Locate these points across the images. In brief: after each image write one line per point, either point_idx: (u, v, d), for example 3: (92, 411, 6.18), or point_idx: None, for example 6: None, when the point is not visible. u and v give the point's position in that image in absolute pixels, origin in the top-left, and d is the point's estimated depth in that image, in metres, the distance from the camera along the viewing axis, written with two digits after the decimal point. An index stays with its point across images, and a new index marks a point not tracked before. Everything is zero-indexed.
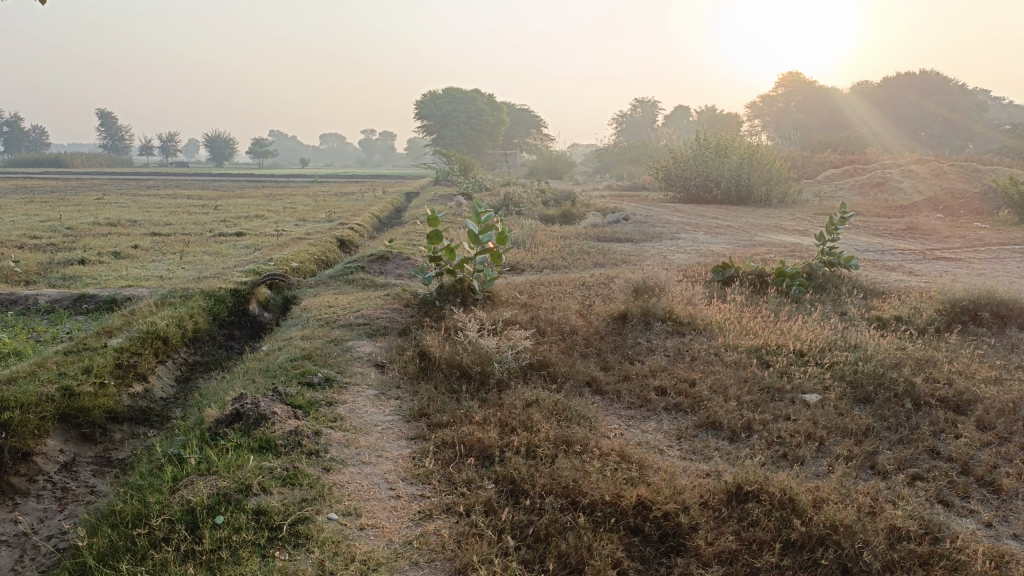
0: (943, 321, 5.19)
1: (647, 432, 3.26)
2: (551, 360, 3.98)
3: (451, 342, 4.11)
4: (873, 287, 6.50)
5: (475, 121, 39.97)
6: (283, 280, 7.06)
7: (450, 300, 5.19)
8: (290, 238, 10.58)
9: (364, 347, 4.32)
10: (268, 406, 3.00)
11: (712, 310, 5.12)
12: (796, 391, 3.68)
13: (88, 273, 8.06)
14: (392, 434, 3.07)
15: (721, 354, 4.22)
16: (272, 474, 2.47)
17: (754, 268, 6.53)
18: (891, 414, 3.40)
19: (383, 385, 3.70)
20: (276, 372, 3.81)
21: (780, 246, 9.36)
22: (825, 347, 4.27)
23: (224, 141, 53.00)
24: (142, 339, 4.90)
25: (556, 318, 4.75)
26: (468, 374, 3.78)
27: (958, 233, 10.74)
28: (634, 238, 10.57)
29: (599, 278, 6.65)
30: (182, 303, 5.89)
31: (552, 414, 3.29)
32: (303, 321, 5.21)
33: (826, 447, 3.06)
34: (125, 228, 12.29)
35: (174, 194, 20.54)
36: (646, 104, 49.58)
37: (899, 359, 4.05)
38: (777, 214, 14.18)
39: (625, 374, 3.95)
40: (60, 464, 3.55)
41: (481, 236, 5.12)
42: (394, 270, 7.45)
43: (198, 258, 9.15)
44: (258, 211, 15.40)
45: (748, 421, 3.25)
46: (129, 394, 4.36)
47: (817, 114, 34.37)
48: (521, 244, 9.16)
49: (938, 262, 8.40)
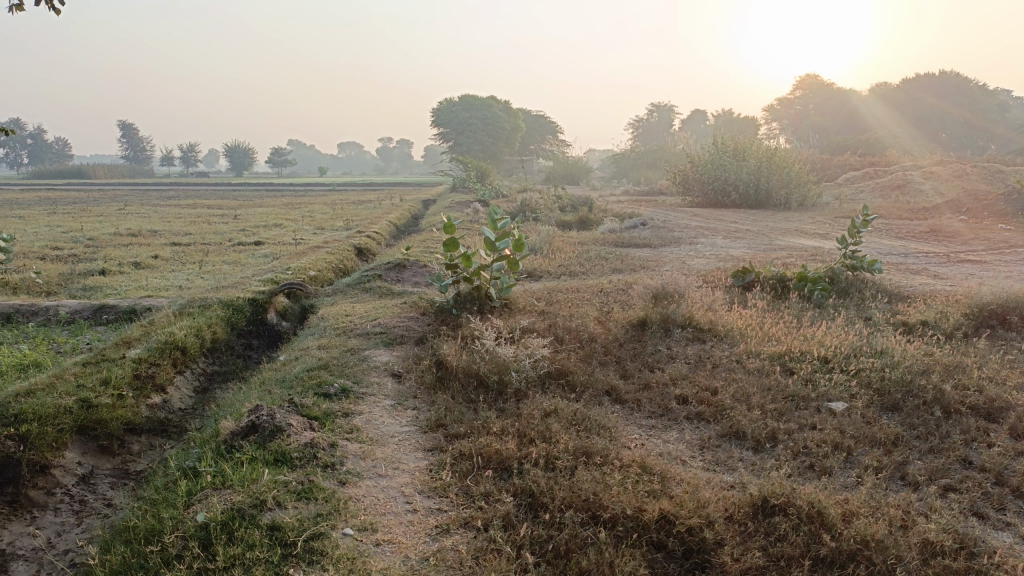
0: (971, 326, 5.08)
1: (669, 442, 3.19)
2: (570, 368, 3.92)
3: (469, 351, 4.06)
4: (898, 291, 6.39)
5: (491, 128, 40.05)
6: (301, 289, 7.06)
7: (467, 308, 5.15)
8: (308, 246, 10.61)
9: (381, 356, 4.28)
10: (284, 418, 2.97)
11: (733, 316, 5.04)
12: (821, 399, 3.59)
13: (108, 284, 8.12)
14: (408, 446, 3.02)
15: (743, 361, 4.15)
16: (287, 488, 2.43)
17: (775, 273, 6.43)
18: (920, 422, 3.30)
19: (400, 395, 3.66)
20: (292, 382, 3.78)
21: (801, 250, 9.25)
22: (850, 353, 4.18)
23: (243, 151, 53.54)
24: (161, 350, 4.90)
25: (575, 326, 4.69)
26: (486, 383, 3.73)
27: (983, 235, 10.55)
28: (652, 243, 10.50)
29: (618, 284, 6.59)
30: (200, 313, 5.89)
31: (571, 424, 3.23)
32: (320, 330, 5.19)
33: (854, 457, 2.98)
34: (146, 238, 12.39)
35: (194, 204, 20.73)
36: (663, 109, 49.44)
37: (927, 365, 3.94)
38: (797, 217, 14.03)
39: (645, 382, 3.88)
40: (78, 477, 3.54)
41: (497, 243, 5.07)
42: (411, 277, 7.44)
43: (217, 267, 9.19)
44: (276, 219, 15.50)
45: (773, 431, 3.17)
46: (147, 405, 4.35)
47: (836, 116, 34.07)
48: (539, 250, 9.11)
49: (964, 265, 8.25)
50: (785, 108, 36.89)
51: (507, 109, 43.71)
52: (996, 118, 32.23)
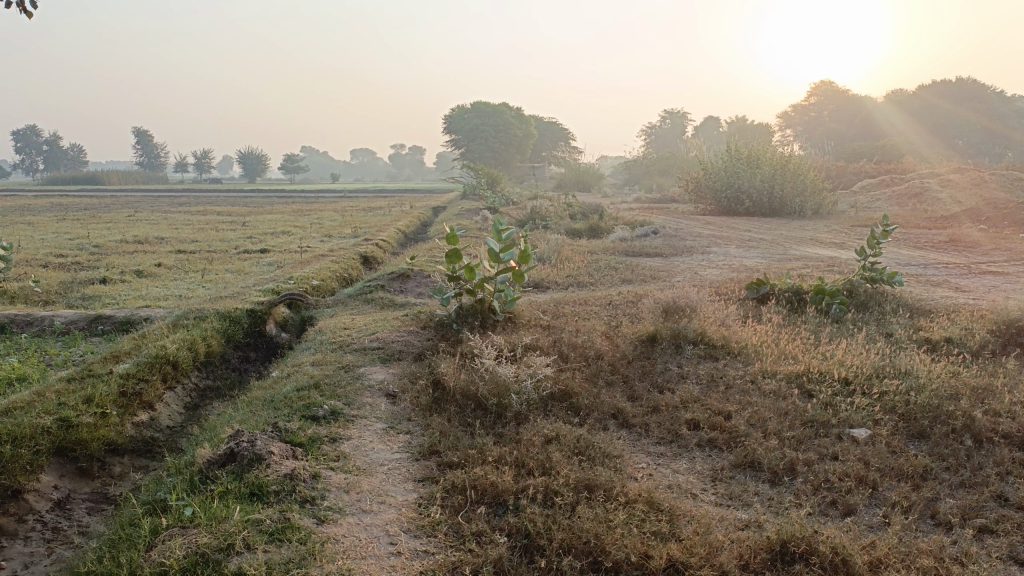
0: (999, 343, 4.83)
1: (679, 473, 2.97)
2: (574, 389, 3.70)
3: (468, 370, 3.84)
4: (919, 305, 6.13)
5: (502, 135, 39.93)
6: (302, 300, 6.88)
7: (469, 322, 4.94)
8: (313, 255, 10.44)
9: (376, 374, 4.08)
10: (264, 445, 2.77)
11: (747, 331, 4.81)
12: (843, 425, 3.36)
13: (108, 293, 7.97)
14: (397, 476, 2.81)
15: (758, 382, 3.92)
16: (259, 528, 2.25)
17: (790, 285, 6.20)
18: (950, 452, 3.06)
19: (392, 417, 3.45)
20: (280, 403, 3.58)
21: (817, 260, 9.00)
22: (873, 373, 3.94)
23: (256, 157, 53.78)
24: (150, 365, 4.72)
25: (580, 342, 4.47)
26: (484, 406, 3.52)
27: (1005, 246, 10.25)
28: (664, 253, 10.26)
29: (627, 296, 6.37)
30: (196, 325, 5.71)
31: (573, 453, 3.01)
32: (316, 344, 4.99)
33: (880, 492, 2.75)
34: (152, 245, 12.26)
35: (204, 211, 20.66)
36: (676, 116, 49.25)
37: (954, 389, 3.71)
38: (812, 226, 13.74)
39: (655, 406, 3.65)
40: (53, 502, 3.33)
41: (501, 255, 4.87)
42: (414, 288, 7.26)
43: (219, 276, 9.03)
44: (284, 227, 15.37)
45: (791, 461, 2.94)
46: (133, 424, 4.17)
47: (849, 123, 33.69)
48: (546, 260, 8.91)
49: (986, 277, 7.98)
50: (797, 115, 36.54)
51: (519, 115, 43.58)
52: (1014, 125, 31.72)
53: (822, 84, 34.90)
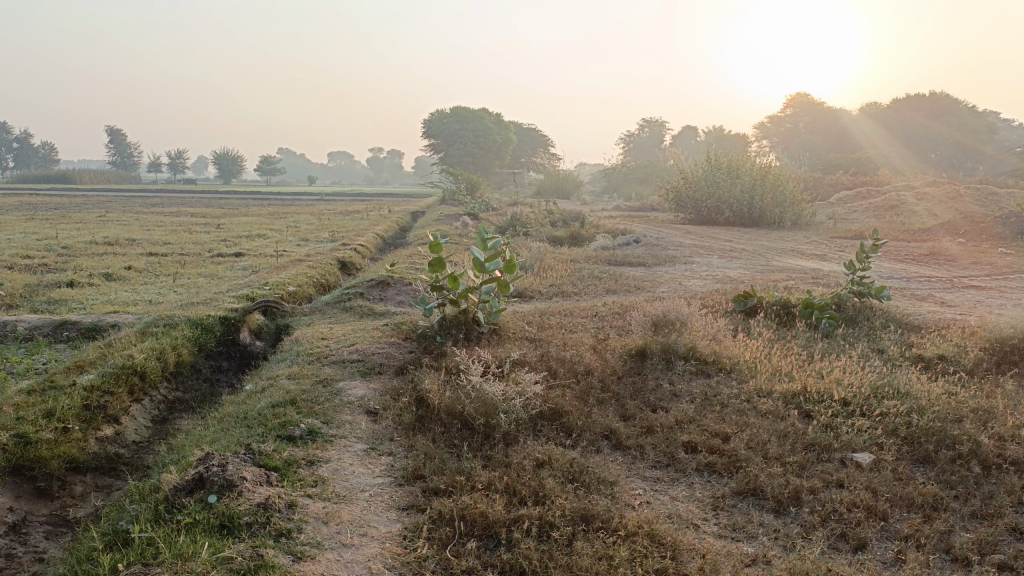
0: (992, 361, 4.74)
1: (678, 501, 2.81)
2: (565, 408, 3.54)
3: (453, 387, 3.65)
4: (908, 320, 6.04)
5: (482, 140, 39.80)
6: (277, 307, 6.66)
7: (453, 334, 4.75)
8: (289, 259, 10.19)
9: (355, 389, 3.88)
10: (236, 470, 2.59)
11: (739, 346, 4.67)
12: (845, 449, 3.22)
13: (74, 297, 7.68)
14: (379, 504, 2.63)
15: (753, 401, 3.78)
16: (230, 568, 2.06)
17: (778, 298, 6.09)
18: (958, 480, 2.94)
19: (374, 437, 3.26)
20: (253, 421, 3.37)
21: (801, 272, 8.96)
22: (871, 394, 3.82)
23: (232, 158, 53.14)
24: (116, 376, 4.49)
25: (569, 356, 4.31)
26: (471, 426, 3.34)
27: (984, 260, 10.25)
28: (646, 262, 10.14)
29: (613, 308, 6.22)
30: (166, 332, 5.46)
31: (567, 480, 2.84)
32: (292, 356, 4.78)
33: (890, 525, 2.62)
34: (122, 248, 11.91)
35: (178, 212, 20.26)
36: (654, 125, 49.51)
37: (957, 411, 3.58)
38: (792, 237, 13.72)
39: (648, 426, 3.49)
40: (7, 526, 3.10)
41: (487, 264, 4.70)
42: (394, 296, 7.07)
43: (192, 281, 8.75)
44: (260, 230, 15.09)
45: (795, 489, 2.80)
46: (97, 439, 3.94)
47: (825, 135, 34.01)
48: (529, 268, 8.75)
49: (969, 292, 7.93)
50: (774, 126, 36.83)
51: (498, 121, 43.49)
52: (985, 140, 32.05)
53: (799, 95, 35.27)
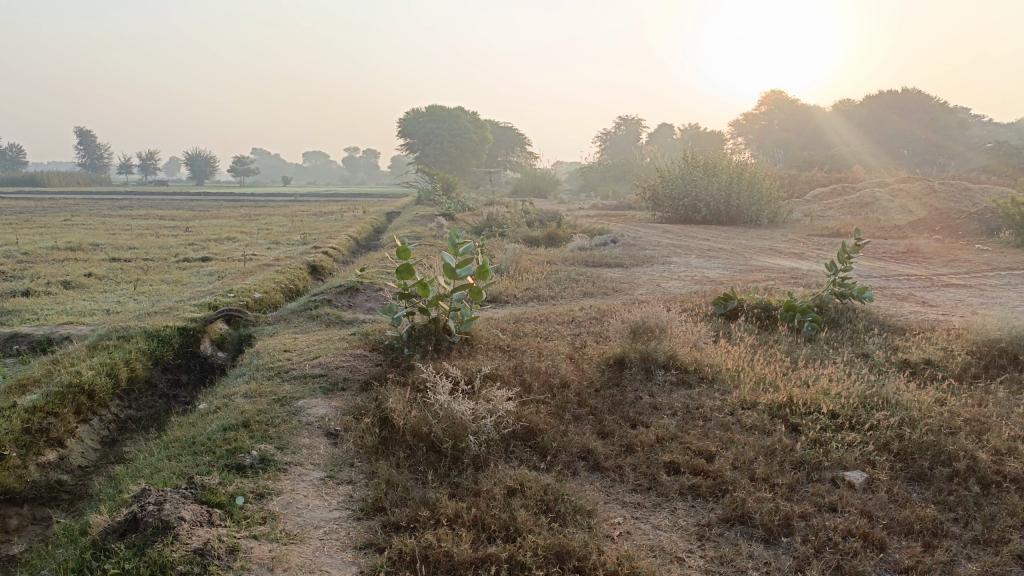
0: (980, 365, 4.58)
1: (660, 530, 2.60)
2: (539, 426, 3.32)
3: (420, 406, 3.41)
4: (892, 321, 5.88)
5: (458, 139, 39.50)
6: (241, 315, 6.37)
7: (422, 346, 4.50)
8: (258, 264, 9.88)
9: (317, 409, 3.62)
10: (174, 509, 2.34)
11: (721, 353, 4.48)
12: (836, 467, 3.03)
13: (29, 306, 7.34)
14: (334, 544, 2.39)
15: (737, 415, 3.58)
16: None
17: (759, 301, 5.92)
18: (956, 501, 2.77)
19: (332, 463, 3.02)
20: (201, 447, 3.12)
21: (781, 272, 8.84)
22: (860, 404, 3.65)
23: (204, 159, 52.41)
24: (62, 396, 4.20)
25: (544, 368, 4.10)
26: (438, 448, 3.11)
27: (961, 257, 10.20)
28: (624, 263, 9.96)
29: (590, 312, 6.01)
30: (118, 346, 5.15)
31: (540, 510, 2.62)
32: (251, 370, 4.51)
33: (889, 554, 2.43)
34: (84, 253, 11.51)
35: (147, 215, 19.80)
36: (630, 123, 49.56)
37: (950, 423, 3.41)
38: (769, 235, 13.62)
39: (628, 444, 3.28)
40: None
41: (458, 270, 4.41)
42: (364, 303, 6.82)
43: (154, 288, 8.41)
44: (230, 232, 14.71)
45: (786, 515, 2.61)
46: (38, 466, 3.66)
47: (799, 133, 34.13)
48: (504, 270, 8.54)
49: (949, 290, 7.84)
50: (749, 124, 36.95)
51: (474, 120, 43.21)
52: (955, 136, 32.36)
53: (773, 93, 35.45)
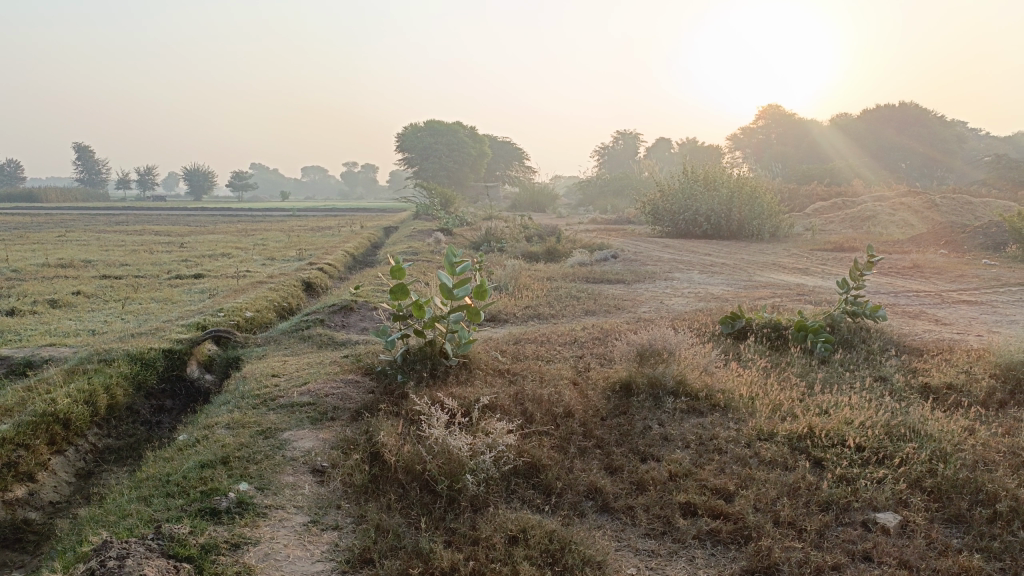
0: (1006, 389, 4.33)
1: None
2: (542, 462, 3.07)
3: (414, 440, 3.16)
4: (907, 341, 5.62)
5: (456, 154, 39.37)
6: (229, 336, 6.10)
7: (417, 371, 4.25)
8: (251, 281, 9.63)
9: (303, 442, 3.37)
10: (137, 566, 2.09)
11: (734, 377, 4.23)
12: (866, 508, 2.78)
13: (12, 327, 7.08)
14: None
15: (755, 447, 3.33)
16: None
17: (768, 320, 5.68)
18: (1001, 547, 2.53)
19: (318, 504, 2.77)
20: (175, 487, 2.86)
21: (786, 288, 8.60)
22: (886, 434, 3.40)
23: (202, 174, 52.25)
24: (34, 426, 3.94)
25: (547, 395, 3.84)
26: (433, 488, 2.86)
27: (970, 273, 9.99)
28: (625, 279, 9.72)
29: (592, 332, 5.77)
30: (99, 370, 4.89)
31: (546, 561, 2.38)
32: (236, 397, 4.26)
33: None
34: (74, 270, 11.25)
35: (142, 230, 19.55)
36: (628, 137, 49.55)
37: (984, 457, 3.16)
38: (771, 249, 13.40)
39: (638, 481, 3.03)
40: None
41: (455, 290, 4.16)
42: (357, 323, 6.59)
43: (143, 307, 8.15)
44: (225, 248, 14.47)
45: (816, 567, 2.37)
46: (3, 504, 3.40)
47: (797, 147, 34.06)
48: (502, 287, 8.30)
49: (960, 308, 7.62)
50: (746, 137, 36.88)
51: (473, 134, 43.12)
52: (953, 150, 32.29)
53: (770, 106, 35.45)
